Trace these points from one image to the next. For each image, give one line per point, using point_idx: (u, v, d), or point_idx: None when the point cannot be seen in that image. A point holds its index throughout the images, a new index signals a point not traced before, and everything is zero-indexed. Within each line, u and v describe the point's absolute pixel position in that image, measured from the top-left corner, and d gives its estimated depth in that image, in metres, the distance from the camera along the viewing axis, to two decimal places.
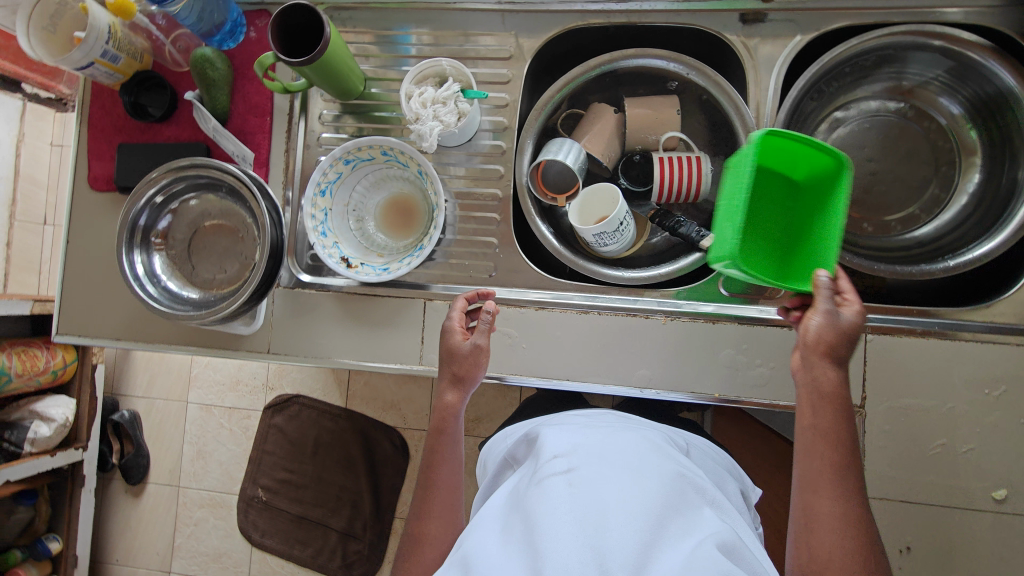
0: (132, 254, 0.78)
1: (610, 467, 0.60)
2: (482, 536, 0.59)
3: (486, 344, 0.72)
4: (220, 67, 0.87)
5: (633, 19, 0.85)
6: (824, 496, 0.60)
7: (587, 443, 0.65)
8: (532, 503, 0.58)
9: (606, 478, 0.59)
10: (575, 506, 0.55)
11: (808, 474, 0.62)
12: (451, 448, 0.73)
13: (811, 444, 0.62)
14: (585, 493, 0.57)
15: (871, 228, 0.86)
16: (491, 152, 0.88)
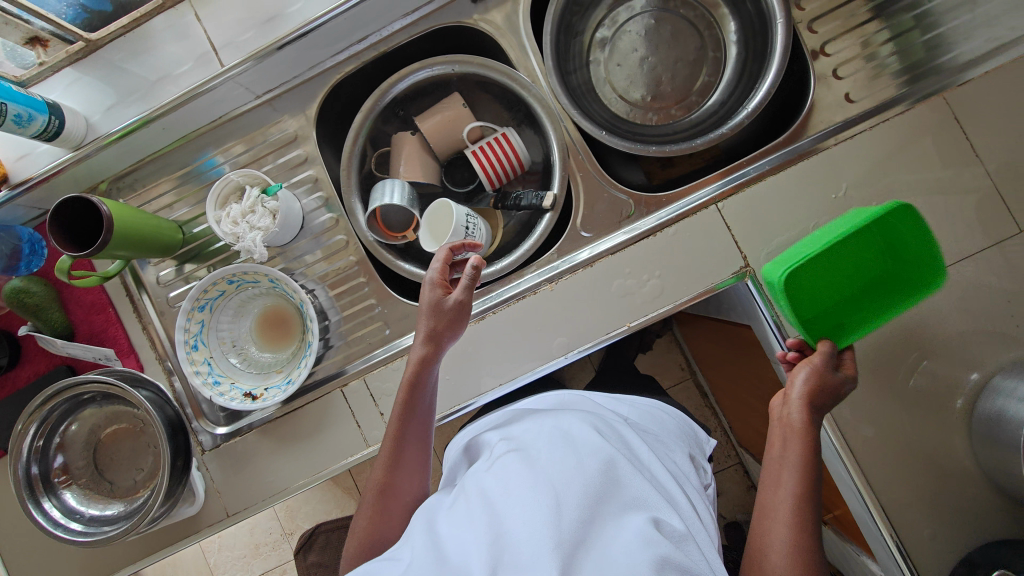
0: (42, 504, 0.74)
1: (554, 438, 0.63)
2: (437, 515, 0.60)
3: (468, 298, 0.72)
4: (37, 289, 0.85)
5: (382, 49, 0.88)
6: (776, 527, 0.60)
7: (534, 430, 0.68)
8: (486, 481, 0.60)
9: (548, 449, 0.61)
10: (517, 477, 0.58)
11: (765, 499, 0.63)
12: (422, 398, 0.71)
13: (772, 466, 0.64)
14: (535, 462, 0.59)
15: (679, 111, 0.91)
16: (327, 227, 0.89)
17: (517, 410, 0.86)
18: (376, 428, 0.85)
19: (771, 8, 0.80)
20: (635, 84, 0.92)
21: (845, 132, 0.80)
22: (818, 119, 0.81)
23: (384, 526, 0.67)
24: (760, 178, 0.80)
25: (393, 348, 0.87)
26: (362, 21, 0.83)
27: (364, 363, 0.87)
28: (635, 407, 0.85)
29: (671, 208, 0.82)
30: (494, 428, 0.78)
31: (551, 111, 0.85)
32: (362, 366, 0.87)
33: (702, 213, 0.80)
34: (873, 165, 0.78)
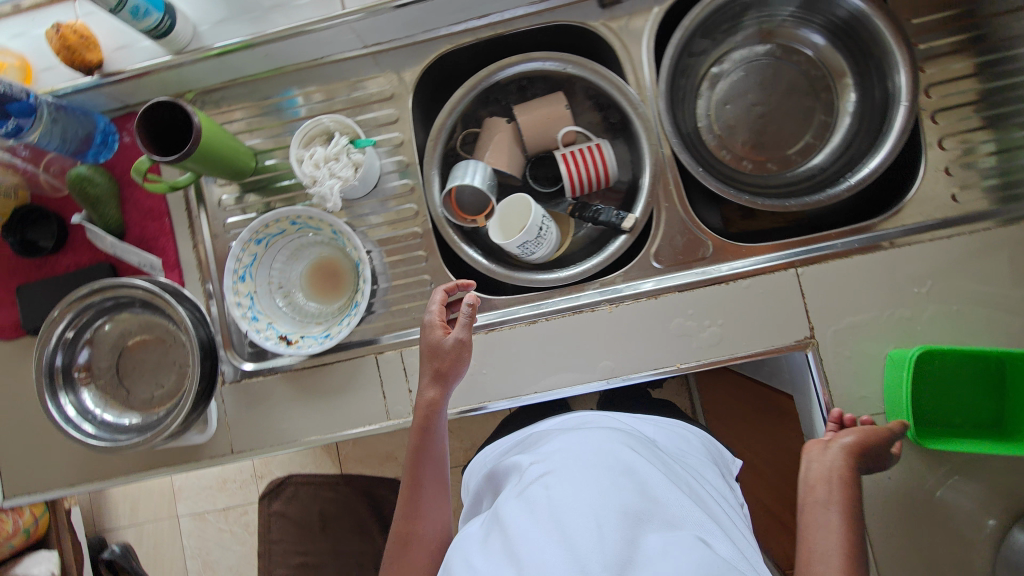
0: (57, 398, 0.73)
1: (582, 468, 0.61)
2: (464, 555, 0.58)
3: (468, 337, 0.71)
4: (101, 181, 0.84)
5: (499, 30, 0.86)
6: (823, 534, 0.60)
7: (560, 451, 0.66)
8: (513, 515, 0.58)
9: (578, 477, 0.59)
10: (551, 510, 0.56)
11: (810, 525, 0.62)
12: (434, 445, 0.72)
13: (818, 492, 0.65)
14: (563, 497, 0.57)
15: (775, 166, 0.90)
16: (399, 192, 0.88)
17: (538, 432, 0.83)
18: (401, 403, 0.84)
19: (899, 89, 0.78)
20: (737, 127, 0.90)
21: (942, 231, 0.78)
22: (919, 210, 0.79)
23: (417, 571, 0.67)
24: (846, 254, 0.79)
25: None
26: None
27: (402, 337, 0.85)
28: (659, 427, 0.84)
29: (746, 262, 0.80)
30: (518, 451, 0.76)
31: (652, 135, 0.83)
32: (401, 338, 0.85)
33: (780, 274, 0.78)
34: (963, 270, 0.77)
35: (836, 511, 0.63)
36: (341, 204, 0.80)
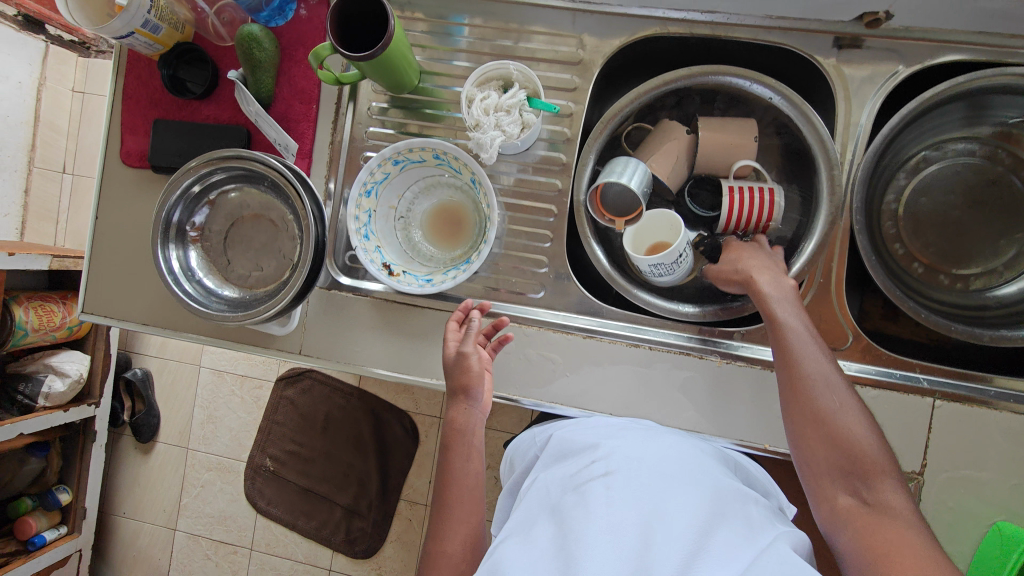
0: (167, 249, 0.73)
1: (651, 476, 0.61)
2: (517, 531, 0.59)
3: (472, 351, 0.74)
4: (268, 47, 0.80)
5: (717, 33, 0.77)
6: (848, 471, 0.59)
7: (626, 445, 0.66)
8: (573, 507, 0.58)
9: (641, 487, 0.59)
10: (616, 511, 0.56)
11: (871, 525, 0.55)
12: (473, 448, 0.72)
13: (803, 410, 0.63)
14: (627, 502, 0.57)
15: (947, 281, 0.80)
16: (546, 163, 0.82)
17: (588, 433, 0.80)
18: None
19: None
20: (922, 226, 0.81)
21: None
22: None
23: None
24: (992, 405, 0.71)
25: (530, 313, 0.82)
26: None
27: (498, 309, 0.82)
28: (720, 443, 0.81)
29: (875, 370, 0.74)
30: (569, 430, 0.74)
31: (838, 203, 0.74)
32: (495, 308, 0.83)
33: (912, 397, 0.72)
34: None
35: (894, 496, 0.57)
36: (495, 158, 0.76)
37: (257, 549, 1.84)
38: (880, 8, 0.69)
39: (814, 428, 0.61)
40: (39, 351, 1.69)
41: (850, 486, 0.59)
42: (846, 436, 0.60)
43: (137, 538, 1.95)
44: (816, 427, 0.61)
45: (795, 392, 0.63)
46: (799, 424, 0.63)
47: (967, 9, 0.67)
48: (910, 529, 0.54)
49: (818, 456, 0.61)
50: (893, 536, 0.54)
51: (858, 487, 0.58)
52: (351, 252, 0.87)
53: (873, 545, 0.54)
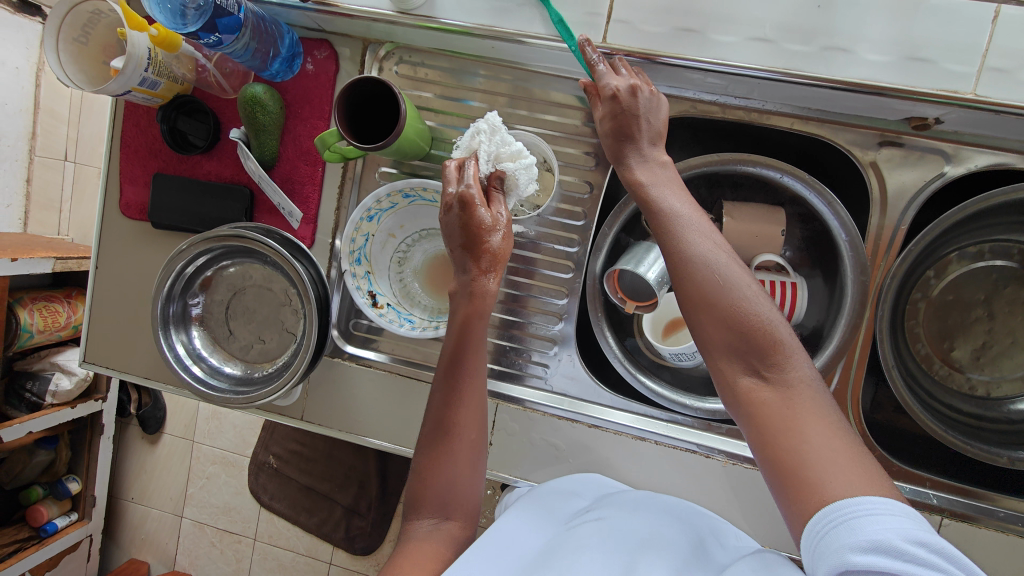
0: (170, 335, 0.73)
1: (642, 522, 0.60)
2: (503, 560, 0.55)
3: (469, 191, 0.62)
4: (273, 110, 0.76)
5: (750, 118, 0.72)
6: (759, 360, 0.52)
7: (614, 501, 0.64)
8: (563, 543, 0.56)
9: (635, 536, 0.57)
10: (607, 549, 0.54)
11: (768, 408, 0.50)
12: (465, 432, 0.64)
13: (705, 304, 0.54)
14: (616, 540, 0.56)
15: (969, 385, 0.77)
16: (558, 242, 0.79)
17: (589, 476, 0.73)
18: None
19: None
20: (949, 326, 0.78)
21: None
22: None
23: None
24: (996, 525, 0.71)
25: (534, 395, 0.80)
26: (762, 90, 0.67)
27: (502, 391, 0.80)
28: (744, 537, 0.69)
29: None
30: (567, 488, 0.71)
31: (862, 309, 0.71)
32: (502, 389, 0.81)
33: (919, 514, 0.71)
34: None
35: (800, 382, 0.50)
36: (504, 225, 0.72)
37: (260, 540, 1.90)
38: (930, 116, 0.64)
39: (721, 329, 0.54)
40: (44, 348, 1.68)
41: (755, 376, 0.52)
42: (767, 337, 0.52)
43: (144, 522, 2.01)
44: (728, 341, 0.53)
45: (697, 294, 0.55)
46: (712, 336, 0.54)
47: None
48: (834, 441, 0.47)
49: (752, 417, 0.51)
50: (804, 430, 0.48)
51: (759, 366, 0.52)
52: (354, 320, 0.86)
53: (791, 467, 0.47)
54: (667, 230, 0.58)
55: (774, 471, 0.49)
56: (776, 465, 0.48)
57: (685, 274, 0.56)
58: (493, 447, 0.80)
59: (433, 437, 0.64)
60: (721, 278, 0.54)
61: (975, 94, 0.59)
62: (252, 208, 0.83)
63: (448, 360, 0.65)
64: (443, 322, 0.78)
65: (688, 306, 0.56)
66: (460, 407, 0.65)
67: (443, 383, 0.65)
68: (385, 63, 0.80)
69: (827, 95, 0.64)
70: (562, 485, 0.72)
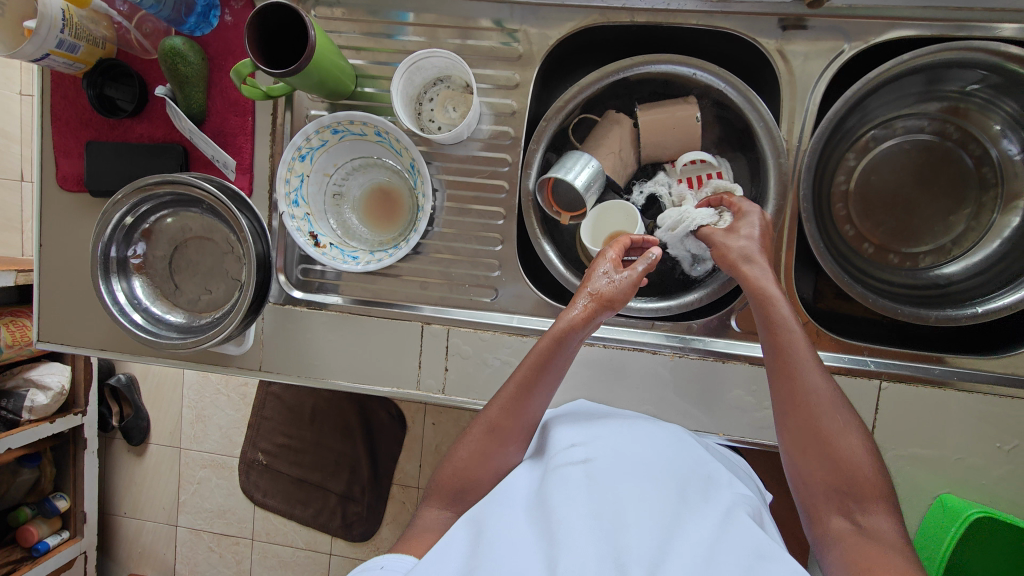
0: (111, 282, 0.73)
1: (626, 457, 0.61)
2: (494, 513, 0.57)
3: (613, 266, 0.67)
4: (194, 61, 0.77)
5: (658, 19, 0.75)
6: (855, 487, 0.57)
7: (597, 432, 0.65)
8: (552, 493, 0.57)
9: (622, 481, 0.58)
10: (594, 499, 0.55)
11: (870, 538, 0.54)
12: (516, 438, 0.67)
13: (805, 444, 0.59)
14: (605, 488, 0.57)
15: (898, 259, 0.80)
16: (492, 165, 0.81)
17: (575, 406, 0.74)
18: (433, 377, 0.82)
19: None
20: (874, 205, 0.80)
21: None
22: None
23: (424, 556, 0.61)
24: (936, 385, 0.73)
25: (484, 317, 0.82)
26: None
27: (454, 317, 0.82)
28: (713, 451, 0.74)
29: (825, 355, 0.75)
30: (565, 422, 0.70)
31: (784, 190, 0.73)
32: (453, 316, 0.83)
33: (860, 381, 0.73)
34: None
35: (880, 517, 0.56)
36: (430, 139, 0.73)
37: (258, 539, 1.89)
38: None
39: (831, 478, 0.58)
40: (16, 366, 1.66)
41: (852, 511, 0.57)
42: (842, 457, 0.58)
43: (140, 535, 2.00)
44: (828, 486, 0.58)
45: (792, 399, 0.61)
46: (801, 437, 0.60)
47: None
48: (895, 553, 0.53)
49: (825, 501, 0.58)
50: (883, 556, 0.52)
51: (851, 508, 0.57)
52: (303, 266, 0.86)
53: (857, 561, 0.53)
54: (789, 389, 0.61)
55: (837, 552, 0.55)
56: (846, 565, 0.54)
57: (790, 403, 0.61)
58: (449, 372, 0.82)
59: (487, 438, 0.67)
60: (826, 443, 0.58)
61: None
62: (187, 165, 0.84)
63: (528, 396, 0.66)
64: (385, 253, 0.79)
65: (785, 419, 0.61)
66: (519, 420, 0.67)
67: (520, 381, 0.67)
68: (303, 6, 0.81)
69: None
70: (566, 419, 0.71)
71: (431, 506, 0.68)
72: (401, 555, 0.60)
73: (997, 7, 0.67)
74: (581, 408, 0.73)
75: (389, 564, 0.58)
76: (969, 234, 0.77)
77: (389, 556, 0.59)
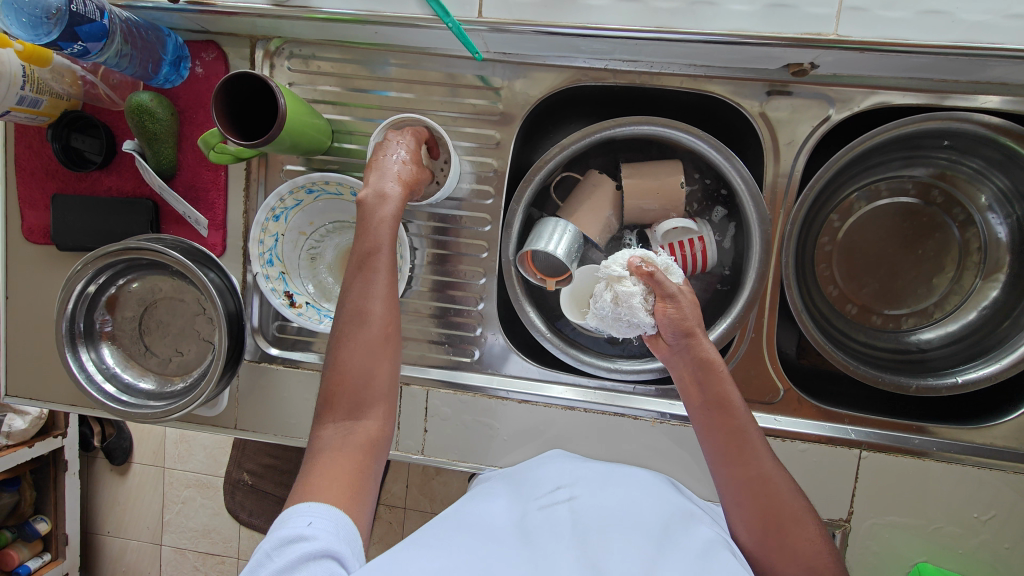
0: (78, 354, 0.71)
1: (611, 497, 0.62)
2: (472, 531, 0.56)
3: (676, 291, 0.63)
4: (163, 117, 0.75)
5: (642, 81, 0.73)
6: (780, 496, 0.60)
7: (584, 477, 0.66)
8: (537, 526, 0.57)
9: (605, 513, 0.59)
10: (577, 535, 0.56)
11: (793, 534, 0.59)
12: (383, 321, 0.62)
13: (726, 451, 0.62)
14: (588, 524, 0.58)
15: (881, 321, 0.79)
16: (472, 222, 0.79)
17: (552, 457, 0.73)
18: (412, 439, 0.80)
19: None
20: (858, 265, 0.80)
21: None
22: (1014, 437, 0.72)
23: (350, 507, 0.54)
24: (915, 453, 0.73)
25: (465, 378, 0.81)
26: (645, 51, 0.68)
27: (433, 377, 0.81)
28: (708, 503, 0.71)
29: (806, 423, 0.75)
30: (552, 468, 0.70)
31: (769, 257, 0.72)
32: (433, 376, 0.81)
33: (840, 450, 0.73)
34: None
35: (807, 522, 0.60)
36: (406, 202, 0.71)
37: (243, 558, 1.88)
38: (806, 60, 0.65)
39: (748, 484, 0.61)
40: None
41: (788, 521, 0.59)
42: (763, 471, 0.61)
43: (124, 554, 1.97)
44: (757, 497, 0.60)
45: (720, 420, 0.62)
46: (721, 449, 0.62)
47: (896, 63, 0.63)
48: (817, 556, 0.59)
49: (741, 504, 0.61)
50: (799, 548, 0.59)
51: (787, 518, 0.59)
52: (280, 322, 0.84)
53: (783, 555, 0.59)
54: (717, 413, 0.63)
55: (766, 548, 0.60)
56: (773, 551, 0.59)
57: (721, 424, 0.62)
58: (428, 433, 0.80)
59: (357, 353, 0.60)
60: (751, 450, 0.61)
61: (837, 35, 0.61)
62: (159, 220, 0.81)
63: (348, 316, 0.61)
64: None
65: (718, 440, 0.62)
66: (378, 318, 0.61)
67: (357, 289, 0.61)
68: (277, 59, 0.78)
69: (706, 49, 0.65)
70: (551, 464, 0.71)
71: (326, 424, 0.60)
72: (315, 505, 0.52)
73: (985, 80, 0.66)
74: (558, 456, 0.73)
75: (317, 521, 0.50)
76: (952, 298, 0.77)
77: (314, 507, 0.52)
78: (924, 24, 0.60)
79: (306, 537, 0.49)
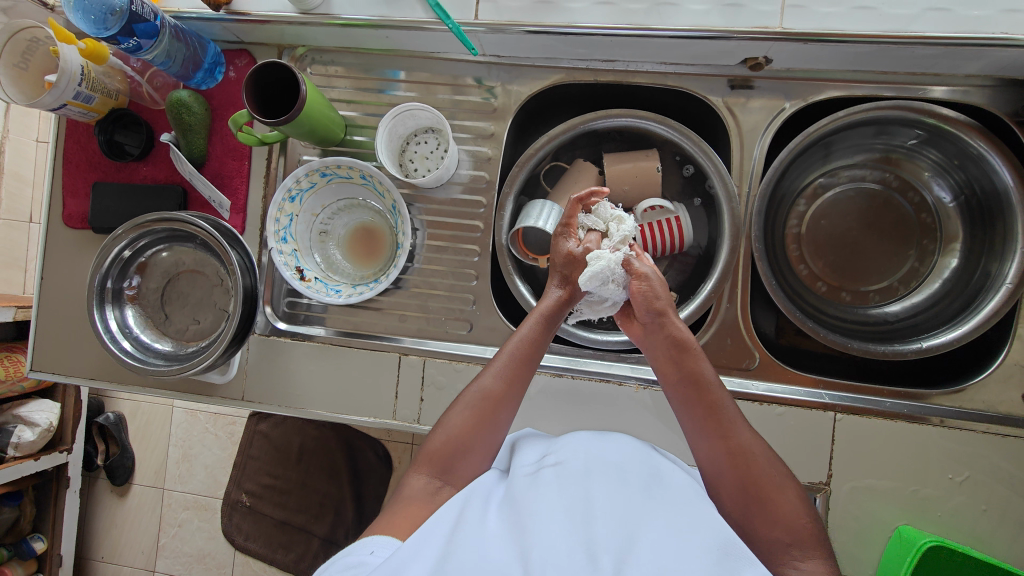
0: (105, 311, 0.77)
1: (592, 459, 0.62)
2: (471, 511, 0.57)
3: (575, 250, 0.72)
4: (198, 110, 0.85)
5: (619, 78, 0.83)
6: (755, 459, 0.62)
7: (568, 442, 0.66)
8: (524, 493, 0.58)
9: (590, 473, 0.60)
10: (565, 494, 0.56)
11: (773, 495, 0.60)
12: (508, 411, 0.69)
13: (700, 420, 0.65)
14: (573, 484, 0.58)
15: (848, 297, 0.85)
16: (469, 205, 0.87)
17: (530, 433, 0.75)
18: (408, 408, 0.85)
19: (1003, 280, 0.71)
20: (823, 245, 0.86)
21: (998, 428, 0.74)
22: (982, 399, 0.75)
23: None
24: (888, 416, 0.76)
25: (460, 349, 0.86)
26: (621, 49, 0.78)
27: (430, 348, 0.86)
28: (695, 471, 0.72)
29: (784, 389, 0.78)
30: (538, 441, 0.70)
31: (739, 231, 0.79)
32: (430, 347, 0.86)
33: (815, 413, 0.76)
34: (1003, 474, 0.73)
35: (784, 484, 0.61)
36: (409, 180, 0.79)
37: None
38: (760, 54, 0.74)
39: (723, 448, 0.63)
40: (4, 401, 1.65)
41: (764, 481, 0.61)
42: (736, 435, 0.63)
43: None
44: (733, 462, 0.62)
45: (691, 390, 0.66)
46: (696, 419, 0.65)
47: (840, 54, 0.72)
48: (797, 515, 0.60)
49: (720, 470, 0.63)
50: (778, 505, 0.60)
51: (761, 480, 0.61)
52: (289, 299, 0.90)
53: (769, 518, 0.60)
54: (688, 384, 0.66)
55: (754, 520, 0.60)
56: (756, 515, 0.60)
57: (692, 394, 0.65)
58: (424, 402, 0.84)
59: (474, 425, 0.67)
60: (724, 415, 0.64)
61: (783, 28, 0.70)
62: (186, 204, 0.90)
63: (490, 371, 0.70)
64: (366, 287, 0.84)
65: (694, 410, 0.65)
66: (511, 405, 0.69)
67: (505, 373, 0.69)
68: (300, 64, 0.89)
69: (672, 45, 0.75)
70: (538, 439, 0.71)
71: (416, 477, 0.66)
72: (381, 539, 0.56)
73: (922, 71, 0.75)
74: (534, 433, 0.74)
75: (377, 549, 0.54)
76: (914, 274, 0.83)
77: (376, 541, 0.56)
78: (859, 18, 0.70)
79: (366, 561, 0.52)
